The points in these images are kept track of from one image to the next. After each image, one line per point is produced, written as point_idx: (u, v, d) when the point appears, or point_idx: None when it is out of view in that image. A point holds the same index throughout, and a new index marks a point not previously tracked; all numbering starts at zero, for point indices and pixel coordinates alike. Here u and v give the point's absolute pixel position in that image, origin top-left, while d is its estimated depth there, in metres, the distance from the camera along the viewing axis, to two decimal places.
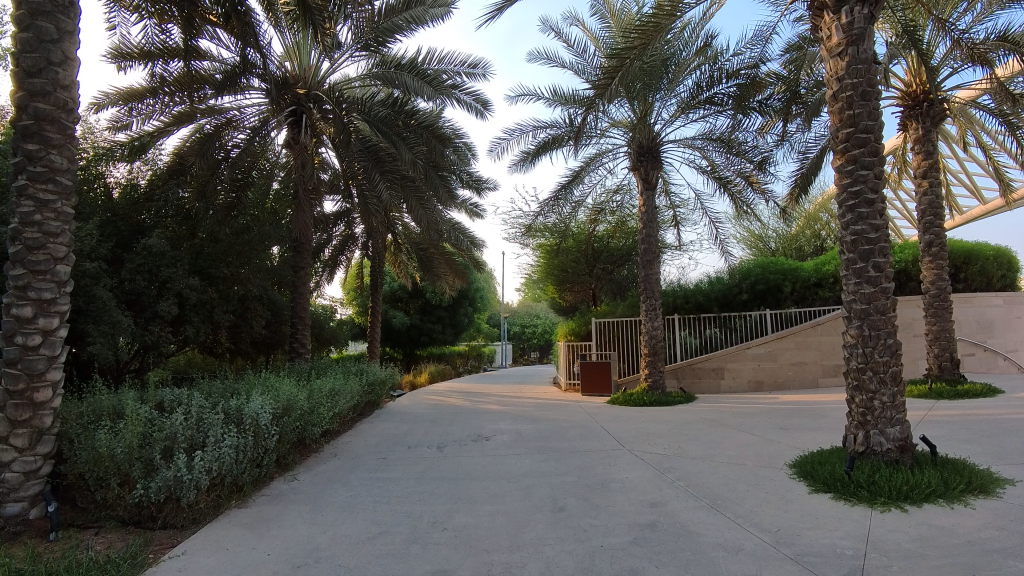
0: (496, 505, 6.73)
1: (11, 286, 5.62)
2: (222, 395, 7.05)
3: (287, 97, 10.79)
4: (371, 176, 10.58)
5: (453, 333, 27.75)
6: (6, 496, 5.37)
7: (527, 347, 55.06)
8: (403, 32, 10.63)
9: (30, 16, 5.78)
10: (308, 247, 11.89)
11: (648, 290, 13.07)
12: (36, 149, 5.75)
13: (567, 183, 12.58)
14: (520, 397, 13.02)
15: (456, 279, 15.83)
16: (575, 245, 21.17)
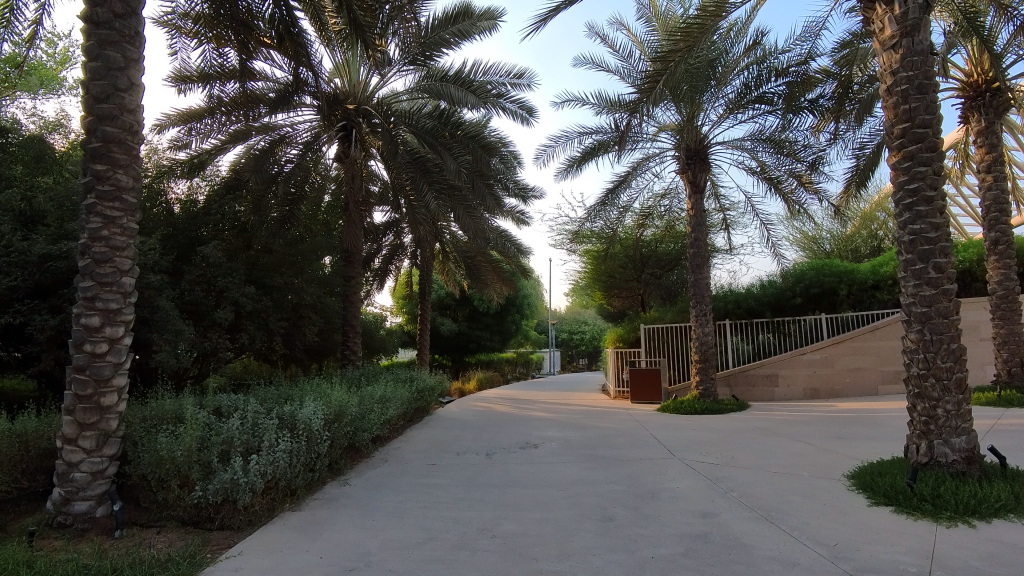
0: (542, 514, 6.75)
1: (81, 297, 5.99)
2: (276, 400, 7.29)
3: (338, 114, 11.19)
4: (419, 187, 10.58)
5: (501, 340, 27.83)
6: (75, 494, 5.75)
7: (575, 353, 54.91)
8: (451, 45, 10.79)
9: (99, 46, 6.18)
10: (358, 257, 12.16)
11: (698, 296, 12.70)
12: (104, 170, 6.13)
13: (614, 188, 12.41)
14: (566, 404, 12.91)
15: (502, 287, 15.85)
16: (622, 250, 20.93)
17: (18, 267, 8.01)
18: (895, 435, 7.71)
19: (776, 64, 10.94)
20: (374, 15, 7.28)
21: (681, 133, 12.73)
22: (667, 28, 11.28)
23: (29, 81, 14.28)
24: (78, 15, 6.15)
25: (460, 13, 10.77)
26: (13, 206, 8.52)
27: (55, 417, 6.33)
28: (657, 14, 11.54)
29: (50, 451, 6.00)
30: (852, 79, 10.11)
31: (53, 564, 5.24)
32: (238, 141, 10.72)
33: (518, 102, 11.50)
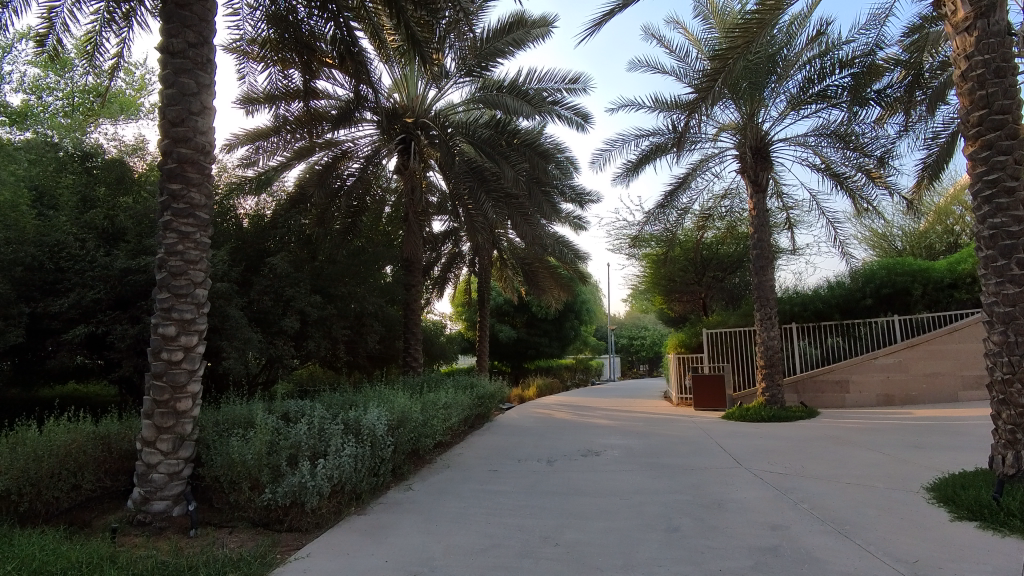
0: (605, 523, 6.65)
1: (158, 308, 6.41)
2: (341, 406, 7.54)
3: (397, 128, 11.47)
4: (477, 196, 10.72)
5: (560, 347, 27.52)
6: (154, 494, 6.14)
7: (635, 359, 53.99)
8: (506, 55, 10.92)
9: (174, 74, 6.57)
10: (419, 265, 12.38)
11: (761, 299, 12.21)
12: (179, 189, 6.52)
13: (673, 190, 12.12)
14: (628, 411, 12.68)
15: (560, 292, 15.67)
16: (682, 253, 20.28)
17: (99, 281, 8.50)
18: (976, 444, 7.23)
19: (840, 55, 10.47)
20: (430, 31, 7.44)
21: (742, 131, 12.32)
22: (725, 24, 11.04)
23: (110, 107, 15.19)
24: (156, 46, 6.55)
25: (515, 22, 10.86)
26: (95, 223, 9.04)
27: (136, 420, 6.78)
28: (716, 10, 11.24)
29: (131, 453, 6.43)
30: (921, 64, 9.35)
31: (135, 559, 5.60)
32: (302, 158, 11.28)
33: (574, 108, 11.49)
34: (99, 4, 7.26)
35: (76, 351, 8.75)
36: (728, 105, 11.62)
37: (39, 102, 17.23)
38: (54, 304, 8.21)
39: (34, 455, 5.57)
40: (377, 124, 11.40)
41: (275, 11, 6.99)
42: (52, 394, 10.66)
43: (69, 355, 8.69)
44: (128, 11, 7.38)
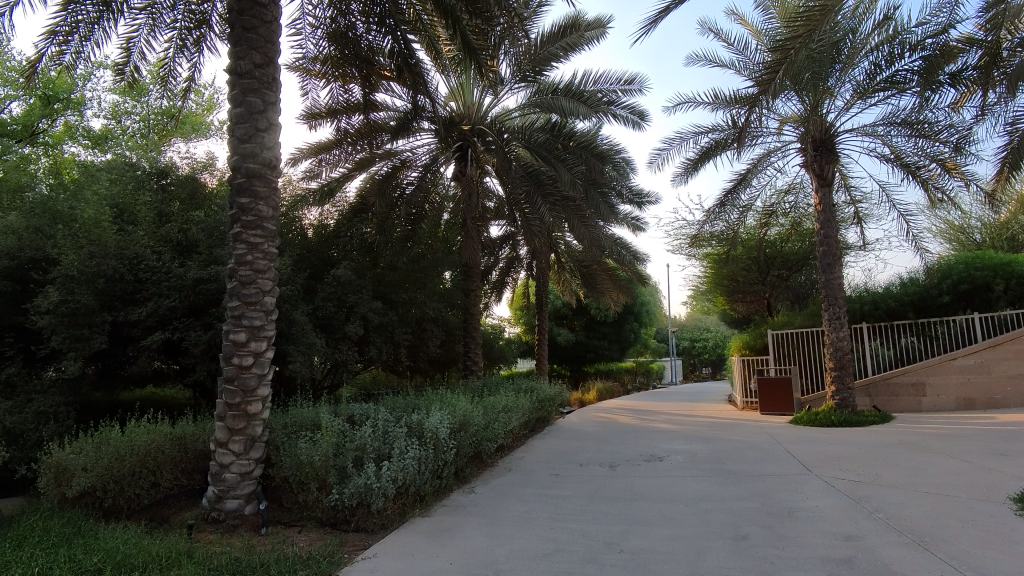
0: (671, 530, 6.48)
1: (230, 315, 6.77)
2: (404, 409, 7.71)
3: (455, 135, 11.72)
4: (533, 200, 10.60)
5: (620, 350, 27.00)
6: (227, 493, 6.49)
7: (698, 361, 52.69)
8: (560, 59, 10.98)
9: (242, 94, 6.92)
10: (478, 270, 12.48)
11: (830, 298, 11.91)
12: (248, 203, 6.87)
13: (734, 187, 11.68)
14: (693, 415, 12.36)
15: (620, 296, 14.85)
16: (745, 252, 19.49)
17: (175, 291, 8.81)
18: None
19: (911, 38, 9.92)
20: (486, 38, 7.55)
21: (805, 123, 11.84)
22: (786, 13, 10.67)
23: (183, 127, 16.13)
24: (225, 69, 6.90)
25: (568, 25, 10.88)
26: (170, 237, 9.29)
27: (209, 422, 7.16)
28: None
29: (205, 453, 6.80)
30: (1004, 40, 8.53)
31: (211, 555, 5.91)
32: (362, 168, 11.65)
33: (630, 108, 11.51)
34: (173, 32, 7.73)
35: (154, 355, 9.26)
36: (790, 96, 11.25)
37: (120, 127, 18.49)
38: (133, 314, 8.64)
39: (117, 455, 6.00)
40: (435, 132, 11.62)
41: (337, 28, 7.37)
42: (135, 396, 11.27)
43: (149, 360, 9.18)
44: (199, 37, 7.79)
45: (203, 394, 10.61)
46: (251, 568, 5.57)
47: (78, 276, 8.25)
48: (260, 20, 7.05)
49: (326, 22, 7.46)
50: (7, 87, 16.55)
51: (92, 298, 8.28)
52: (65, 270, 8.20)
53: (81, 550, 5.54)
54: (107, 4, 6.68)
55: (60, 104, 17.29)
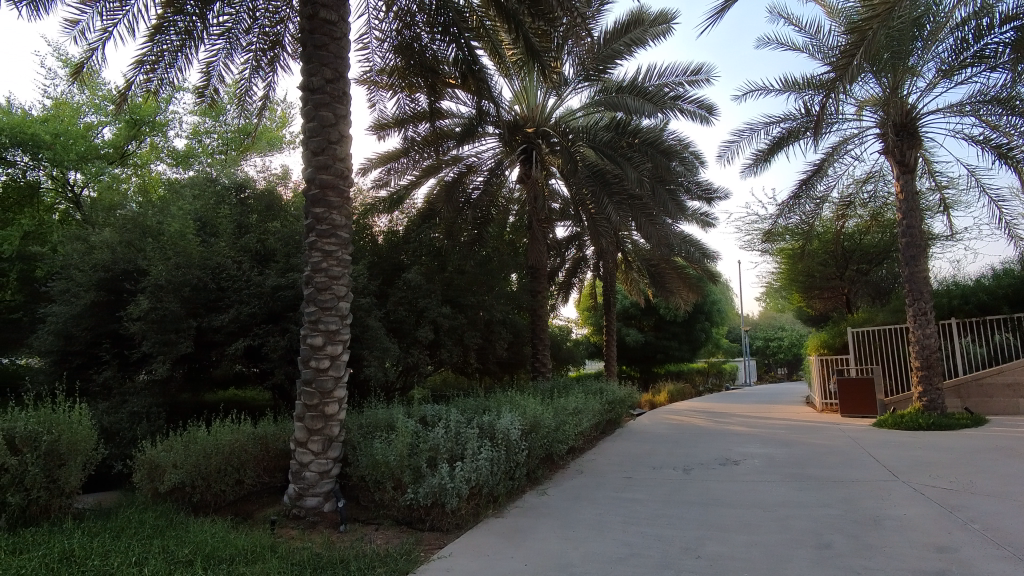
0: (750, 537, 6.20)
1: (308, 320, 7.08)
2: (476, 411, 7.82)
3: (519, 138, 11.83)
4: (599, 200, 10.20)
5: (691, 350, 26.16)
6: (308, 491, 6.79)
7: (773, 361, 50.47)
8: (625, 55, 10.92)
9: (315, 108, 7.17)
10: (544, 272, 12.51)
11: (915, 292, 11.21)
12: (322, 213, 7.14)
13: (809, 178, 11.11)
14: (766, 418, 11.83)
15: (690, 293, 14.66)
16: (821, 246, 18.44)
17: (255, 297, 9.42)
18: None
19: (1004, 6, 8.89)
20: (549, 39, 7.50)
21: (884, 107, 11.24)
22: None
23: (257, 141, 17.16)
24: (299, 86, 7.17)
25: (633, 21, 10.85)
26: (249, 246, 9.87)
27: (289, 422, 7.56)
28: None
29: (285, 452, 7.17)
30: None
31: (292, 550, 6.20)
32: (430, 175, 11.89)
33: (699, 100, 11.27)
34: (248, 53, 8.16)
35: (236, 360, 9.75)
36: (868, 79, 10.77)
37: (200, 144, 19.50)
38: (216, 319, 9.19)
39: (204, 452, 6.42)
40: (499, 136, 11.76)
41: (403, 41, 7.64)
42: (218, 398, 11.87)
43: (231, 363, 9.68)
44: (273, 57, 8.23)
45: (282, 397, 11.09)
46: (331, 563, 5.78)
47: (166, 285, 8.81)
48: (329, 37, 7.25)
49: (391, 35, 7.72)
50: (99, 113, 17.89)
51: (178, 305, 8.85)
52: (155, 279, 8.75)
53: (172, 541, 5.93)
54: (189, 33, 7.18)
55: (146, 126, 18.61)
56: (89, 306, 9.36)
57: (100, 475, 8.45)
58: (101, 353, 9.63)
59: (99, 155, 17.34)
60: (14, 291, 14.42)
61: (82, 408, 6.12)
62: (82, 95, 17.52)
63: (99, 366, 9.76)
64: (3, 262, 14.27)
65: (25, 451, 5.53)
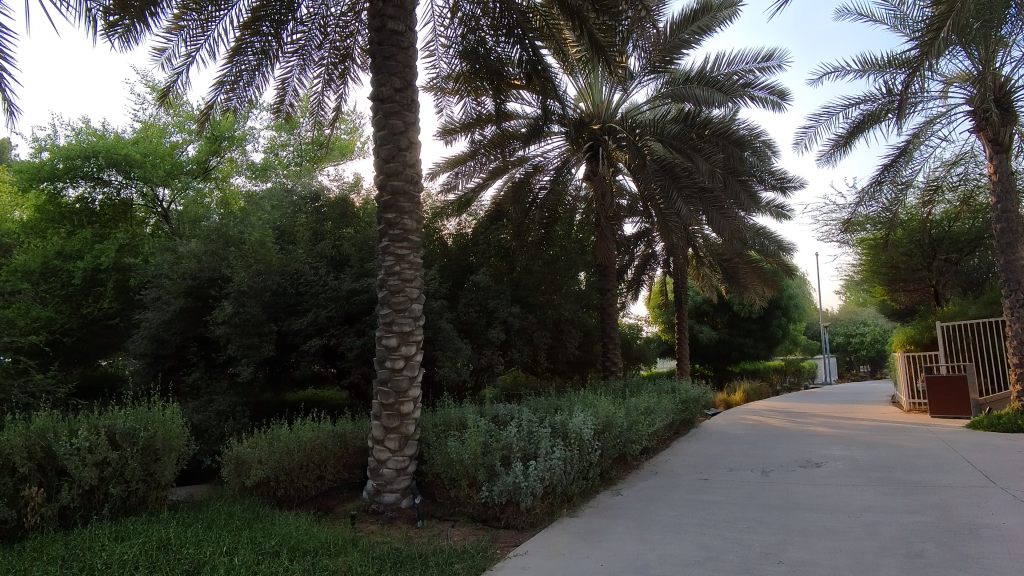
0: (834, 542, 5.76)
1: (383, 322, 7.30)
2: (548, 410, 7.84)
3: (585, 136, 11.66)
4: (669, 194, 10.29)
5: (767, 348, 25.00)
6: (386, 487, 7.01)
7: (855, 359, 47.85)
8: (693, 43, 10.65)
9: (385, 117, 7.39)
10: (613, 269, 12.21)
11: (1010, 282, 10.38)
12: (393, 218, 7.34)
13: (892, 160, 10.42)
14: (851, 418, 11.18)
15: (764, 289, 14.19)
16: (907, 234, 16.98)
17: (332, 301, 9.79)
18: None
19: None
20: (614, 34, 7.42)
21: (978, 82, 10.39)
22: None
23: (329, 152, 17.84)
24: (369, 96, 7.40)
25: (701, 9, 10.62)
26: (325, 252, 10.32)
27: (367, 421, 7.89)
28: None
29: (363, 449, 7.49)
30: None
31: (372, 544, 6.40)
32: (497, 177, 11.91)
33: (770, 85, 10.90)
34: (321, 69, 8.61)
35: (315, 360, 10.18)
36: (958, 52, 10.08)
37: (276, 157, 20.37)
38: (295, 323, 9.72)
39: (287, 449, 6.80)
40: (565, 135, 11.67)
41: (468, 45, 7.75)
42: (299, 397, 12.42)
43: (309, 363, 10.27)
44: (343, 69, 8.61)
45: (358, 397, 11.49)
46: (410, 557, 5.92)
47: (248, 291, 9.35)
48: (397, 47, 7.44)
49: (457, 40, 7.88)
50: (183, 133, 18.95)
51: (259, 309, 9.41)
52: (238, 286, 9.24)
53: (260, 533, 6.27)
54: (265, 53, 7.63)
55: (226, 142, 19.49)
56: (178, 312, 10.08)
57: (191, 470, 9.15)
58: (189, 355, 10.34)
59: (184, 171, 18.43)
60: (111, 299, 15.66)
61: (174, 407, 6.63)
62: (168, 116, 18.82)
63: (188, 368, 10.50)
64: (100, 273, 15.49)
65: (125, 445, 6.04)
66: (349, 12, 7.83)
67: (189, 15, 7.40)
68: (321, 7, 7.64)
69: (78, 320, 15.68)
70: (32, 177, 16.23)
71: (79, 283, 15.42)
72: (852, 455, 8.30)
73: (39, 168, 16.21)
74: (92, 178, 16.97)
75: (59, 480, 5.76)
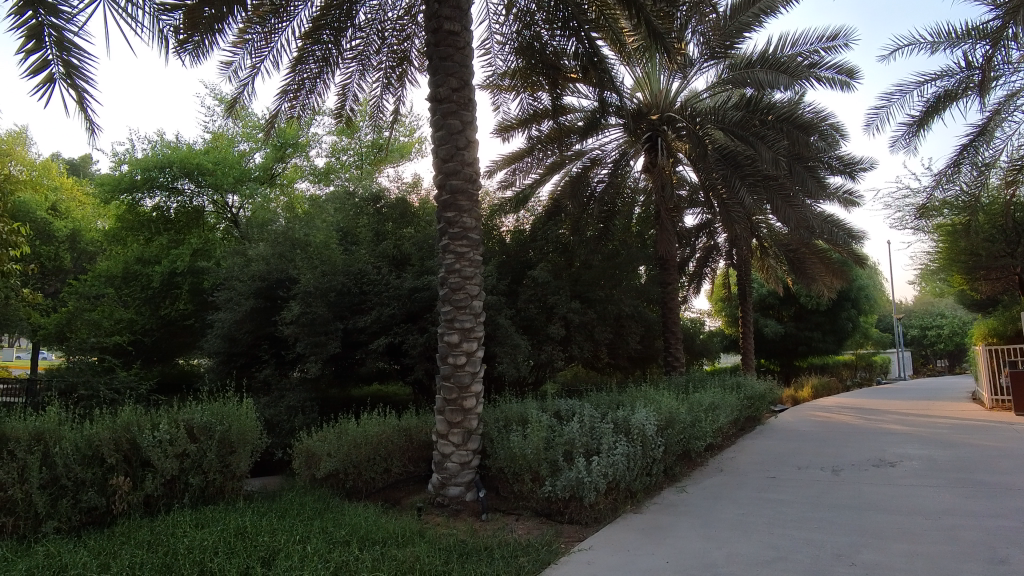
0: (912, 547, 5.41)
1: (445, 319, 7.43)
2: (610, 406, 7.79)
3: (643, 126, 11.57)
4: (731, 182, 10.11)
5: (837, 342, 23.79)
6: (451, 480, 7.13)
7: (932, 353, 45.47)
8: (754, 27, 10.33)
9: (443, 118, 7.51)
10: (673, 262, 12.22)
11: None
12: (453, 216, 7.45)
13: (971, 138, 9.72)
14: (930, 415, 10.59)
15: (833, 279, 13.39)
16: (989, 218, 15.09)
17: (395, 299, 10.08)
18: None
19: None
20: (672, 20, 7.23)
21: None
22: None
23: (391, 154, 18.31)
24: (427, 97, 7.53)
25: None
26: (387, 252, 10.64)
27: (430, 416, 8.13)
28: None
29: (427, 443, 7.69)
30: None
31: (439, 535, 6.52)
32: (554, 172, 12.02)
33: (837, 65, 10.50)
34: (380, 72, 8.87)
35: (379, 357, 10.51)
36: None
37: (338, 161, 20.91)
38: (361, 321, 10.07)
39: (355, 442, 7.08)
40: (623, 126, 11.64)
41: (523, 41, 7.72)
42: (365, 392, 12.75)
43: (375, 360, 10.57)
44: (402, 72, 8.86)
45: (421, 392, 11.78)
46: (475, 549, 6.00)
47: (314, 291, 9.80)
48: (454, 47, 7.52)
49: (513, 36, 7.89)
50: (250, 141, 19.68)
51: (325, 309, 9.82)
52: (305, 287, 9.82)
53: (330, 522, 6.52)
54: (326, 60, 7.93)
55: (291, 148, 20.26)
56: (249, 311, 10.70)
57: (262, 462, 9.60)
58: (261, 353, 11.02)
59: (251, 178, 19.10)
60: (186, 300, 16.70)
61: (248, 403, 7.00)
62: (236, 127, 19.43)
63: (259, 364, 11.21)
64: (176, 276, 16.55)
65: (203, 438, 6.43)
66: (406, 15, 8.03)
67: (254, 29, 7.75)
68: (378, 12, 7.85)
69: (156, 320, 16.82)
70: (113, 189, 17.57)
71: (158, 285, 16.59)
72: (934, 454, 7.87)
73: (119, 180, 17.47)
74: (167, 188, 17.96)
75: (143, 470, 6.19)
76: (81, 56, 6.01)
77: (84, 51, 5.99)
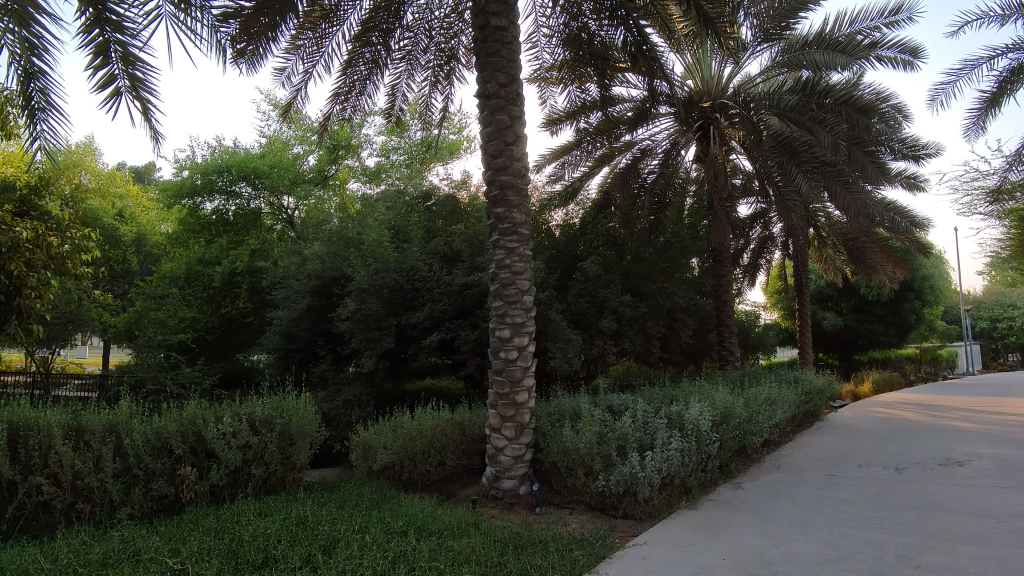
0: (982, 549, 5.13)
1: (496, 315, 7.48)
2: (663, 402, 7.68)
3: (695, 115, 11.30)
4: (787, 170, 9.70)
5: (899, 334, 22.78)
6: (504, 473, 7.17)
7: (1003, 345, 43.15)
8: (813, 6, 9.87)
9: (492, 114, 7.53)
10: (728, 254, 11.78)
11: None
12: (502, 212, 7.49)
13: None
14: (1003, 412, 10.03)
15: (897, 269, 12.74)
16: None
17: (446, 295, 10.26)
18: None
19: None
20: (723, 4, 7.04)
21: None
22: None
23: (440, 153, 18.61)
24: (476, 94, 7.59)
25: None
26: (438, 249, 10.85)
27: (482, 411, 8.24)
28: None
29: (480, 437, 7.79)
30: None
31: (494, 527, 6.54)
32: (601, 164, 11.76)
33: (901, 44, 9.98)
34: (428, 71, 9.00)
35: (432, 351, 10.69)
36: None
37: (388, 160, 21.30)
38: (414, 317, 10.29)
39: (410, 435, 7.26)
40: (673, 115, 11.38)
41: (571, 32, 7.70)
42: (417, 386, 12.96)
43: (427, 355, 10.76)
44: (449, 70, 8.99)
45: (474, 386, 11.92)
46: (530, 542, 6.02)
47: (368, 288, 10.07)
48: (501, 43, 7.54)
49: (559, 28, 7.89)
50: (304, 144, 20.40)
51: (379, 305, 10.08)
52: (359, 284, 10.07)
53: (387, 513, 6.65)
54: (376, 61, 8.11)
55: (343, 150, 20.88)
56: (305, 310, 11.13)
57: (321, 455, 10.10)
58: (317, 348, 11.39)
59: (306, 179, 19.72)
60: (244, 299, 17.51)
61: (305, 397, 7.27)
62: (290, 130, 20.13)
63: (316, 360, 11.58)
64: (236, 275, 17.40)
65: (264, 431, 6.73)
66: (452, 13, 8.11)
67: (305, 35, 8.01)
68: (425, 12, 7.97)
69: (217, 318, 17.70)
70: (176, 194, 18.34)
71: (218, 285, 17.47)
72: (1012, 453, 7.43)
73: (181, 186, 18.21)
74: (225, 192, 18.65)
75: (208, 461, 6.52)
76: (145, 70, 6.34)
77: (146, 65, 6.32)
